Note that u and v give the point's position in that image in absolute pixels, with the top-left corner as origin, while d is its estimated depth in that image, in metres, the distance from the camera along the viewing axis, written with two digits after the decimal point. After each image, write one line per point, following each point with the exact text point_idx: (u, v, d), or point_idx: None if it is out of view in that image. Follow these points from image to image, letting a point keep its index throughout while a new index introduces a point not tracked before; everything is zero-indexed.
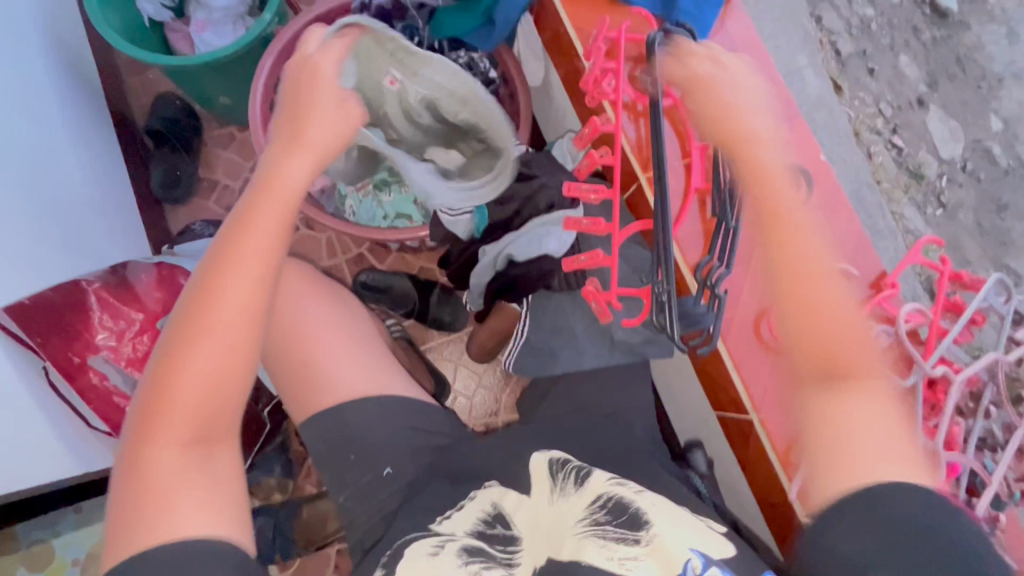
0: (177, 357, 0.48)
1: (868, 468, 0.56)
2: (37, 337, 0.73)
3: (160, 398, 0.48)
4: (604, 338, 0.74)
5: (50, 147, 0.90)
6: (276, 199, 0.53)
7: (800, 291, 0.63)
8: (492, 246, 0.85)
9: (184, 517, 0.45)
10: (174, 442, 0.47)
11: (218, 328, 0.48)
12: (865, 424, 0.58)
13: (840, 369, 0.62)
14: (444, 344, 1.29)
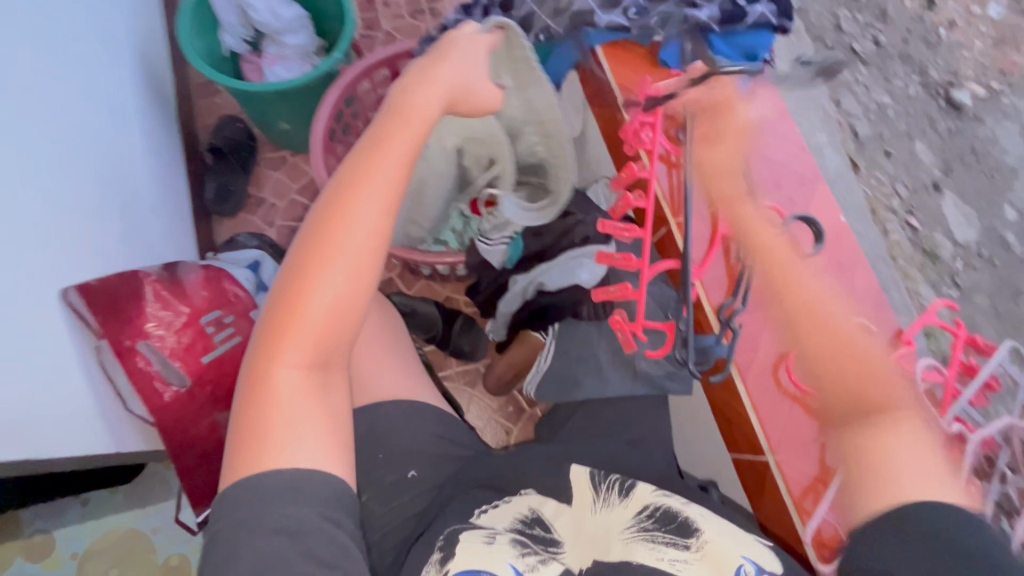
0: (308, 276, 0.50)
1: (909, 487, 0.59)
2: (100, 316, 0.78)
3: (287, 315, 0.49)
4: (628, 368, 0.77)
5: (131, 156, 1.00)
6: (408, 132, 0.56)
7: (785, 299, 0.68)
8: (522, 275, 0.90)
9: (305, 443, 0.48)
10: (298, 366, 0.49)
11: (349, 250, 0.51)
12: (906, 448, 0.61)
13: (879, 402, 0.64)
14: (461, 373, 1.32)
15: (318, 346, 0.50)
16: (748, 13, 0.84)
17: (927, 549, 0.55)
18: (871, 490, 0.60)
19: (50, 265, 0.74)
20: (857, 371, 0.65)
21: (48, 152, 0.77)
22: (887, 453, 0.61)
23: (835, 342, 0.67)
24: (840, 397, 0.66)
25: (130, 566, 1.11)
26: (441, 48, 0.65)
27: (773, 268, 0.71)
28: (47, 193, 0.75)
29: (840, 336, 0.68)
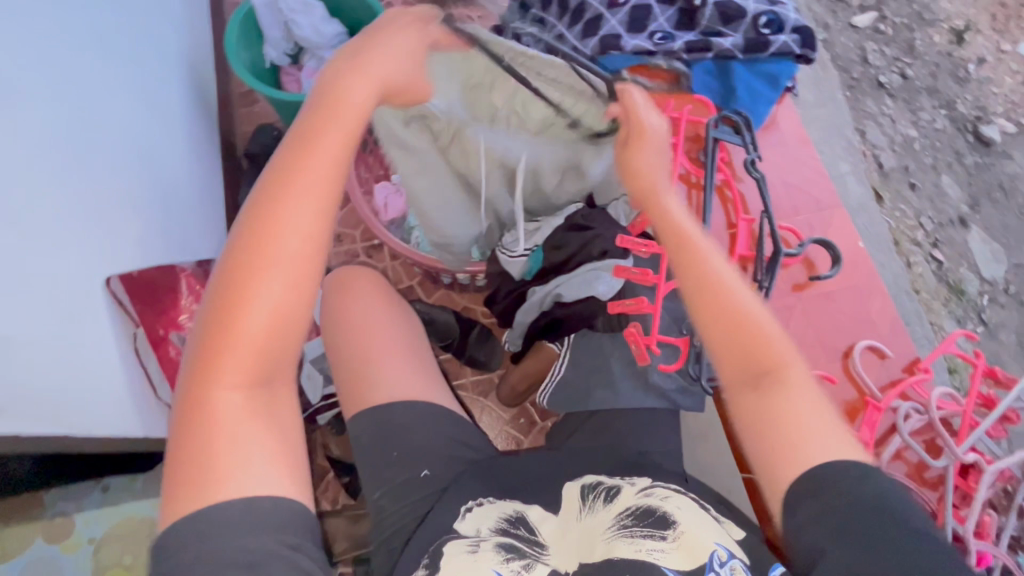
0: (241, 296, 0.51)
1: (815, 446, 0.53)
2: (137, 305, 0.84)
3: (222, 336, 0.51)
4: (640, 381, 0.78)
5: (174, 158, 1.05)
6: (335, 141, 0.56)
7: (706, 292, 0.59)
8: (540, 287, 0.92)
9: (251, 470, 0.49)
10: (237, 386, 0.51)
11: (281, 268, 0.52)
12: (807, 410, 0.55)
13: (772, 362, 0.57)
14: (475, 383, 1.34)
15: (256, 364, 0.52)
16: (772, 42, 0.85)
17: (836, 524, 0.49)
18: (773, 451, 0.54)
19: (94, 255, 0.79)
20: (745, 330, 0.58)
21: (96, 149, 0.82)
22: (772, 414, 0.55)
23: (722, 312, 0.58)
24: (739, 358, 0.58)
25: (144, 553, 1.14)
26: (367, 39, 0.61)
27: (679, 242, 0.63)
28: (95, 188, 0.80)
29: (719, 307, 0.59)
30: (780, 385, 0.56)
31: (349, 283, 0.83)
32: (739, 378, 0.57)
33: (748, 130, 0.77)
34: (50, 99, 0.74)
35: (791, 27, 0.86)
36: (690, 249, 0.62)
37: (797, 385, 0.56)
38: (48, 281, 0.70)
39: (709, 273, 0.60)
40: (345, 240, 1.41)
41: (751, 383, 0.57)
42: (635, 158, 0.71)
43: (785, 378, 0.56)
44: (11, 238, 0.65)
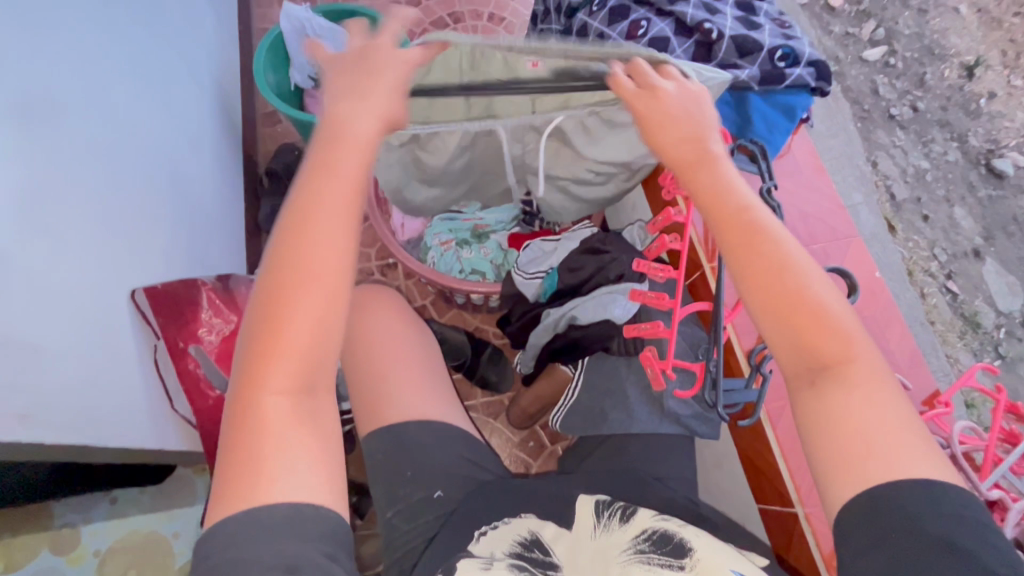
0: (283, 307, 0.51)
1: (890, 454, 0.49)
2: (160, 317, 0.85)
3: (268, 347, 0.51)
4: (656, 407, 0.78)
5: (199, 176, 1.08)
6: (353, 151, 0.56)
7: (769, 278, 0.54)
8: (556, 308, 0.93)
9: (296, 476, 0.50)
10: (282, 396, 0.51)
11: (322, 278, 0.52)
12: (872, 409, 0.50)
13: (833, 357, 0.53)
14: (485, 404, 1.34)
15: (299, 374, 0.51)
16: (786, 76, 0.87)
17: (896, 550, 0.45)
18: (840, 460, 0.50)
19: (120, 268, 0.81)
20: (810, 323, 0.53)
21: (125, 166, 0.85)
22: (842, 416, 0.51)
23: (782, 303, 0.54)
24: (804, 354, 0.53)
25: (148, 569, 1.13)
26: (365, 57, 0.60)
27: (738, 224, 0.56)
28: (123, 202, 0.83)
29: (780, 298, 0.54)
30: (841, 382, 0.52)
31: (361, 303, 0.84)
32: (800, 374, 0.54)
33: (764, 158, 0.79)
34: (82, 118, 0.77)
35: (807, 60, 0.88)
36: (752, 231, 0.56)
37: (859, 382, 0.52)
38: (74, 292, 0.72)
39: (772, 261, 0.55)
40: (360, 258, 1.43)
41: (807, 378, 0.53)
42: (664, 109, 0.60)
43: (848, 376, 0.52)
44: (40, 249, 0.67)
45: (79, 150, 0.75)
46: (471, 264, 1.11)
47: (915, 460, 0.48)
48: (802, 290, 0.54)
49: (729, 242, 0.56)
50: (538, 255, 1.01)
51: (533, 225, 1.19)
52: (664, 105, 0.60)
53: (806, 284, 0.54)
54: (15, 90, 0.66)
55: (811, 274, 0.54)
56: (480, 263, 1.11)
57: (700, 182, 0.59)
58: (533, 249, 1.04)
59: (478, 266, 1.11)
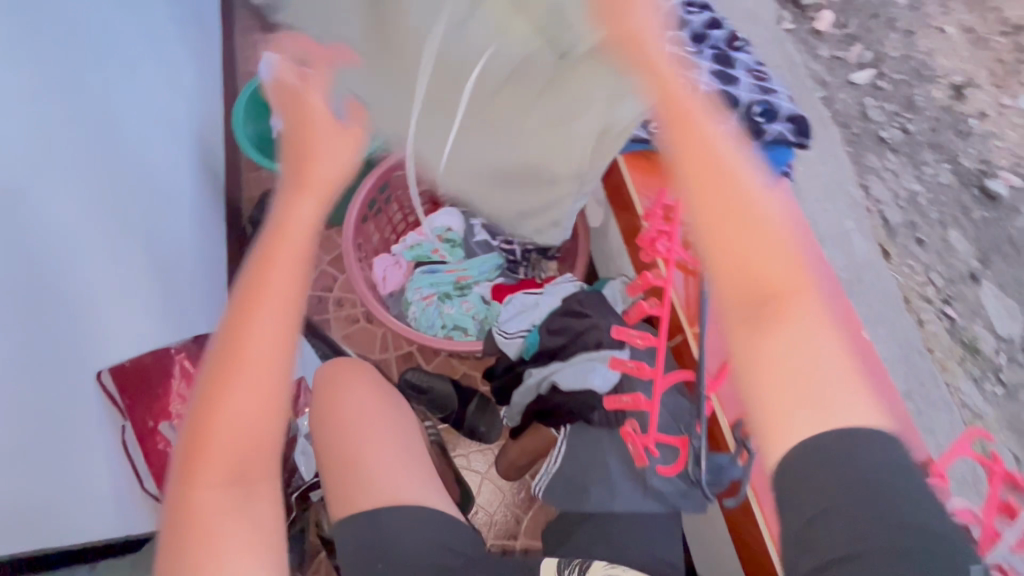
0: (222, 384, 0.53)
1: (832, 402, 0.47)
2: (126, 398, 0.82)
3: (202, 431, 0.53)
4: (639, 482, 0.74)
5: (177, 229, 1.07)
6: (300, 228, 0.57)
7: (715, 187, 0.56)
8: (538, 370, 0.91)
9: (224, 557, 0.49)
10: (214, 479, 0.52)
11: (255, 355, 0.53)
12: (813, 343, 0.50)
13: (778, 289, 0.52)
14: (473, 454, 1.31)
15: (233, 457, 0.53)
16: (766, 131, 0.86)
17: (835, 499, 0.44)
18: (771, 395, 0.49)
19: (84, 348, 0.79)
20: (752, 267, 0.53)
21: (94, 235, 0.82)
22: (774, 361, 0.50)
23: (728, 246, 0.54)
24: (745, 297, 0.53)
25: None
26: (299, 123, 0.63)
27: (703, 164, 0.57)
28: (94, 283, 0.81)
29: (728, 239, 0.54)
30: (782, 315, 0.51)
31: (333, 371, 0.83)
32: (746, 317, 0.52)
33: None
34: (47, 200, 0.75)
35: (785, 115, 0.87)
36: (695, 134, 0.59)
37: (802, 317, 0.51)
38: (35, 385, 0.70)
39: (727, 208, 0.55)
40: (346, 305, 1.42)
41: (744, 315, 0.52)
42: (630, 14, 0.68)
43: (791, 310, 0.51)
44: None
45: (43, 236, 0.74)
46: (453, 319, 1.11)
47: (854, 400, 0.47)
48: (750, 229, 0.54)
49: (683, 145, 0.59)
50: (521, 307, 1.00)
51: (518, 273, 1.20)
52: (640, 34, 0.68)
53: (752, 199, 0.55)
54: None
55: (758, 192, 0.56)
56: (462, 317, 1.11)
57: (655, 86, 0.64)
58: (515, 304, 1.01)
59: (462, 321, 1.11)
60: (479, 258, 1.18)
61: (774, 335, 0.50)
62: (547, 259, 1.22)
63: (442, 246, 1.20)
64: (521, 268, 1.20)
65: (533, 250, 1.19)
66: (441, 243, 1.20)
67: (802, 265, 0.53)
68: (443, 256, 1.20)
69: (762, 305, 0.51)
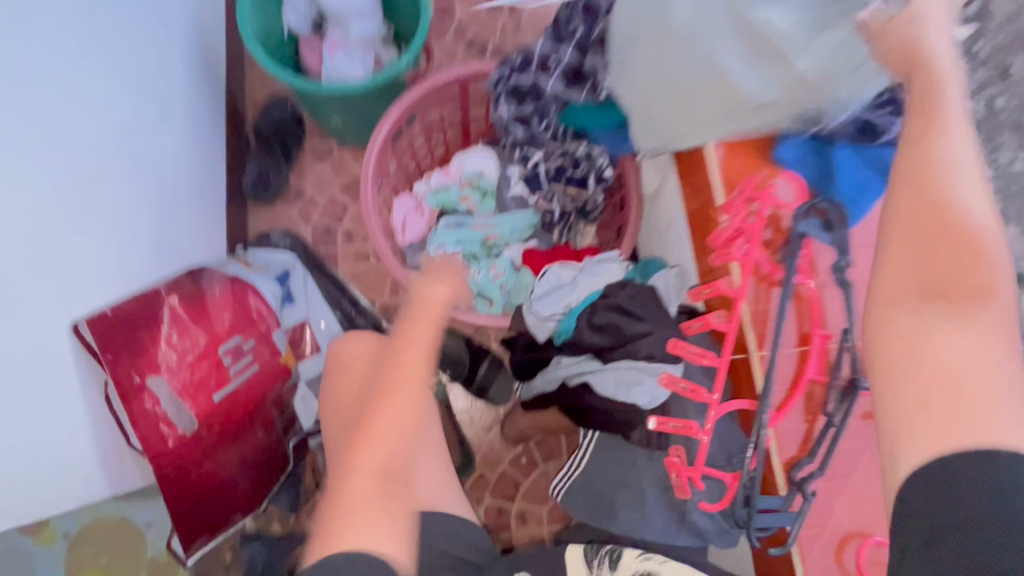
0: (376, 409, 0.60)
1: (991, 415, 0.39)
2: (108, 355, 0.71)
3: (362, 434, 0.58)
4: (675, 513, 0.68)
5: (170, 146, 0.91)
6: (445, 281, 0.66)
7: (920, 167, 0.46)
8: (569, 363, 0.81)
9: (360, 530, 0.52)
10: (366, 472, 0.56)
11: (410, 371, 0.60)
12: (978, 351, 0.41)
13: (961, 285, 0.43)
14: (479, 413, 1.26)
15: (382, 458, 0.57)
16: (887, 126, 0.71)
17: (960, 521, 0.38)
18: (915, 402, 0.42)
19: (57, 297, 0.67)
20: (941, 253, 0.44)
21: (67, 158, 0.67)
22: (931, 368, 0.42)
23: (916, 239, 0.44)
24: (918, 286, 0.44)
25: (123, 555, 1.12)
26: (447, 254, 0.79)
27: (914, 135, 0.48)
28: (66, 221, 0.67)
29: (922, 222, 0.45)
30: (958, 313, 0.42)
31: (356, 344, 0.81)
32: (910, 309, 0.44)
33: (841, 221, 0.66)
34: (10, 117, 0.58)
35: None
36: (931, 109, 0.48)
37: (987, 323, 0.42)
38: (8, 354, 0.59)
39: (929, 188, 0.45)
40: (355, 239, 1.29)
41: (916, 302, 0.44)
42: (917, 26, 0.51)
43: (973, 313, 0.42)
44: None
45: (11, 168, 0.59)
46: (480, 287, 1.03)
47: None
48: (943, 207, 0.44)
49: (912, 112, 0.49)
50: (556, 283, 0.89)
51: (552, 237, 1.09)
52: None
53: (958, 184, 0.45)
54: None
55: (972, 178, 0.45)
56: (489, 285, 1.04)
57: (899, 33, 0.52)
58: (551, 279, 0.90)
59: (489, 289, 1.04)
60: (511, 215, 1.09)
61: (944, 329, 0.42)
62: (586, 223, 1.09)
63: (471, 194, 1.11)
64: (556, 230, 1.08)
65: (573, 211, 1.07)
66: (470, 190, 1.11)
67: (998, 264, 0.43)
68: (471, 206, 1.11)
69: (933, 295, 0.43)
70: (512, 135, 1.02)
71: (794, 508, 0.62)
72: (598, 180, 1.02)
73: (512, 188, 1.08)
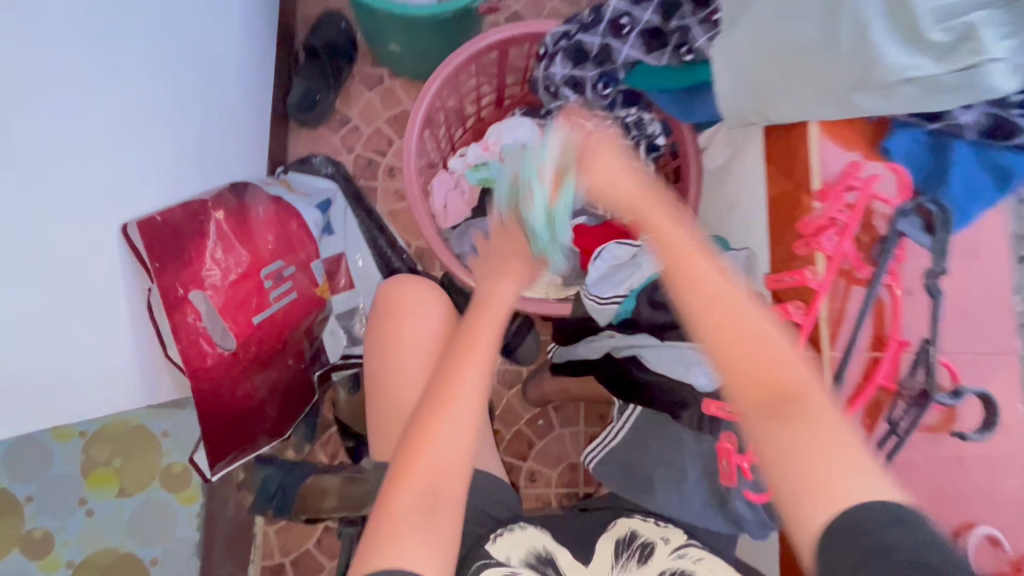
0: (430, 421, 0.59)
1: (850, 490, 0.47)
2: (156, 261, 0.69)
3: (412, 450, 0.58)
4: (716, 497, 0.67)
5: (224, 46, 0.86)
6: (493, 314, 0.67)
7: (717, 308, 0.56)
8: (620, 336, 0.80)
9: (405, 546, 0.52)
10: (411, 491, 0.56)
11: (461, 392, 0.60)
12: (825, 442, 0.49)
13: (790, 387, 0.52)
14: (502, 372, 1.24)
15: (430, 478, 0.56)
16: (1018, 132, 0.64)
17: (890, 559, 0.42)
18: (807, 480, 0.48)
19: (111, 188, 0.63)
20: (765, 357, 0.54)
21: (129, 38, 0.63)
22: (790, 464, 0.50)
23: (746, 351, 0.54)
24: (762, 390, 0.53)
25: (136, 460, 1.13)
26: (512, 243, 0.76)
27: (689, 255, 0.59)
28: (117, 114, 0.62)
29: (722, 331, 0.55)
30: (804, 417, 0.51)
31: (412, 294, 0.75)
32: (760, 418, 0.52)
33: (945, 227, 0.62)
34: None
35: None
36: (691, 275, 0.59)
37: (819, 415, 0.51)
38: (55, 241, 0.55)
39: (750, 314, 0.56)
40: (397, 177, 1.24)
41: (772, 413, 0.52)
42: (716, 282, 0.58)
43: (809, 409, 0.51)
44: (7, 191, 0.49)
45: (68, 43, 0.54)
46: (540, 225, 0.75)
47: (865, 481, 0.47)
48: (754, 326, 0.55)
49: (715, 325, 0.56)
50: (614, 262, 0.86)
51: (600, 211, 1.01)
52: (708, 275, 0.58)
53: (732, 299, 0.57)
54: None
55: (748, 302, 0.57)
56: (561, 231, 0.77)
57: (697, 301, 0.57)
58: (605, 261, 0.85)
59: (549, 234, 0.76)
60: None
61: (805, 432, 0.50)
62: None
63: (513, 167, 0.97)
64: None
65: None
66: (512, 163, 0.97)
67: (773, 344, 0.54)
68: None
69: (776, 404, 0.51)
70: (561, 99, 0.94)
71: None
72: (650, 148, 0.98)
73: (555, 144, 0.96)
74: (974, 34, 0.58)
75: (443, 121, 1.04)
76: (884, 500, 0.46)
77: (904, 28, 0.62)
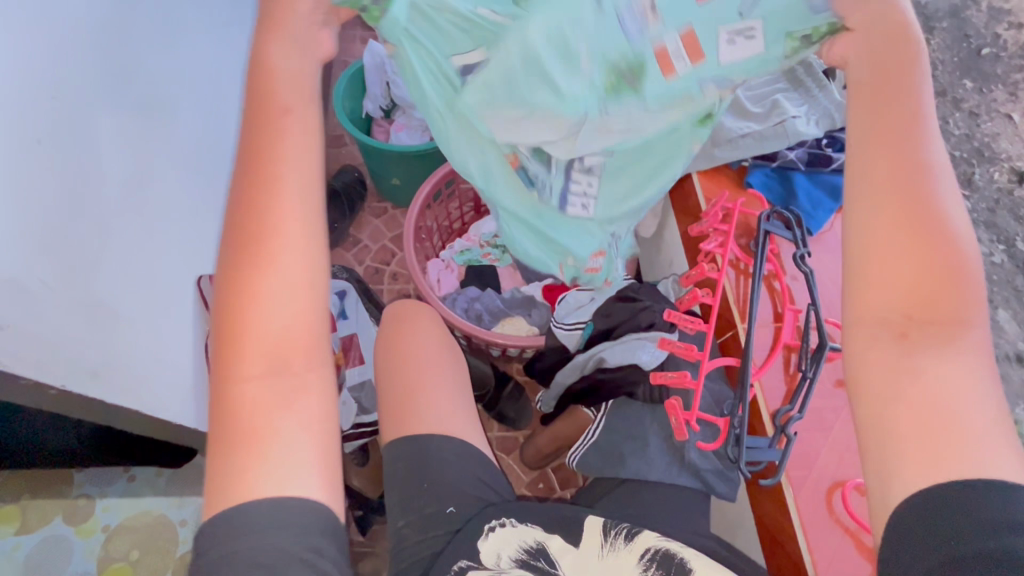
0: (246, 283, 0.44)
1: (965, 458, 0.41)
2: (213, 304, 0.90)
3: (237, 327, 0.44)
4: (677, 456, 0.79)
5: None
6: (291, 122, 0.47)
7: (894, 175, 0.46)
8: (584, 352, 0.95)
9: (278, 463, 0.44)
10: (247, 379, 0.44)
11: (281, 241, 0.45)
12: (958, 380, 0.42)
13: (943, 307, 0.43)
14: (502, 438, 1.34)
15: (269, 357, 0.44)
16: (833, 159, 0.93)
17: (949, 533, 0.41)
18: (918, 438, 0.42)
19: (190, 258, 0.87)
20: (910, 260, 0.44)
21: (207, 161, 0.92)
22: (900, 388, 0.43)
23: (888, 256, 0.45)
24: (902, 299, 0.44)
25: (152, 551, 1.16)
26: (266, 25, 0.49)
27: (880, 140, 0.47)
28: (197, 207, 0.88)
29: (887, 215, 0.45)
30: (946, 346, 0.43)
31: (420, 312, 0.92)
32: (877, 334, 0.44)
33: (799, 226, 0.79)
34: (176, 124, 0.83)
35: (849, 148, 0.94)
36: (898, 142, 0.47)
37: (969, 352, 0.43)
38: (151, 284, 0.78)
39: (927, 210, 0.45)
40: (400, 279, 1.50)
41: (903, 321, 0.44)
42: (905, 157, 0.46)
43: (960, 341, 0.43)
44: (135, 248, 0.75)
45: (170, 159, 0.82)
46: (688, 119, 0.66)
47: (995, 459, 0.41)
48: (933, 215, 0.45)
49: (875, 208, 0.46)
50: (575, 304, 1.04)
51: None
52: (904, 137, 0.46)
53: (927, 183, 0.45)
54: (139, 90, 0.74)
55: (936, 183, 0.46)
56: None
57: (873, 176, 0.46)
58: (569, 301, 1.05)
59: (656, 99, 0.62)
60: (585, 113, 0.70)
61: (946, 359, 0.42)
62: None
63: (492, 249, 1.28)
64: None
65: None
66: (490, 248, 1.28)
67: (945, 245, 0.44)
68: (493, 260, 1.28)
69: (919, 315, 0.43)
70: None
71: (776, 445, 0.69)
72: None
73: (575, 185, 0.78)
74: (778, 106, 0.91)
75: (435, 228, 1.31)
76: (990, 478, 0.41)
77: (735, 108, 0.94)
